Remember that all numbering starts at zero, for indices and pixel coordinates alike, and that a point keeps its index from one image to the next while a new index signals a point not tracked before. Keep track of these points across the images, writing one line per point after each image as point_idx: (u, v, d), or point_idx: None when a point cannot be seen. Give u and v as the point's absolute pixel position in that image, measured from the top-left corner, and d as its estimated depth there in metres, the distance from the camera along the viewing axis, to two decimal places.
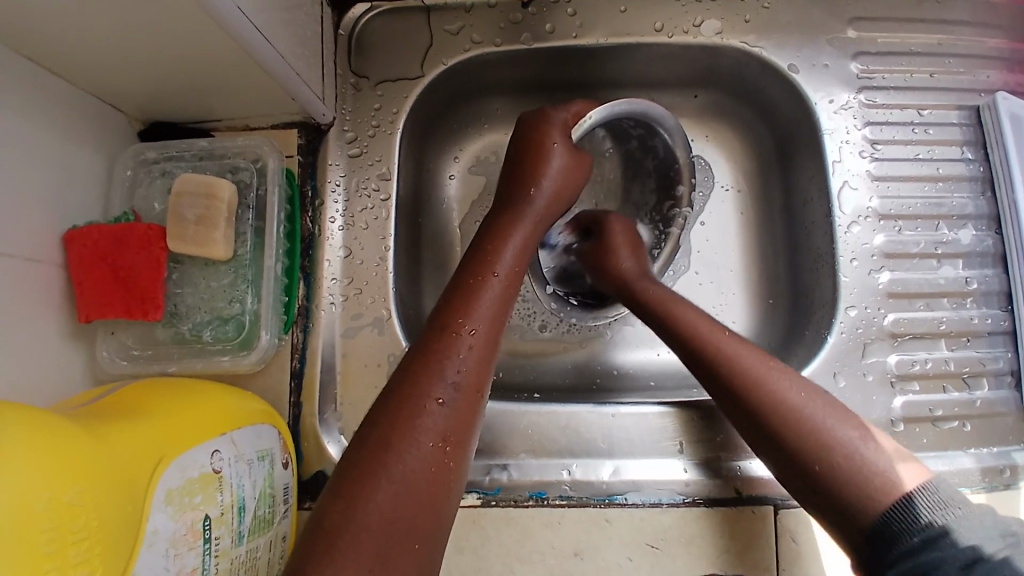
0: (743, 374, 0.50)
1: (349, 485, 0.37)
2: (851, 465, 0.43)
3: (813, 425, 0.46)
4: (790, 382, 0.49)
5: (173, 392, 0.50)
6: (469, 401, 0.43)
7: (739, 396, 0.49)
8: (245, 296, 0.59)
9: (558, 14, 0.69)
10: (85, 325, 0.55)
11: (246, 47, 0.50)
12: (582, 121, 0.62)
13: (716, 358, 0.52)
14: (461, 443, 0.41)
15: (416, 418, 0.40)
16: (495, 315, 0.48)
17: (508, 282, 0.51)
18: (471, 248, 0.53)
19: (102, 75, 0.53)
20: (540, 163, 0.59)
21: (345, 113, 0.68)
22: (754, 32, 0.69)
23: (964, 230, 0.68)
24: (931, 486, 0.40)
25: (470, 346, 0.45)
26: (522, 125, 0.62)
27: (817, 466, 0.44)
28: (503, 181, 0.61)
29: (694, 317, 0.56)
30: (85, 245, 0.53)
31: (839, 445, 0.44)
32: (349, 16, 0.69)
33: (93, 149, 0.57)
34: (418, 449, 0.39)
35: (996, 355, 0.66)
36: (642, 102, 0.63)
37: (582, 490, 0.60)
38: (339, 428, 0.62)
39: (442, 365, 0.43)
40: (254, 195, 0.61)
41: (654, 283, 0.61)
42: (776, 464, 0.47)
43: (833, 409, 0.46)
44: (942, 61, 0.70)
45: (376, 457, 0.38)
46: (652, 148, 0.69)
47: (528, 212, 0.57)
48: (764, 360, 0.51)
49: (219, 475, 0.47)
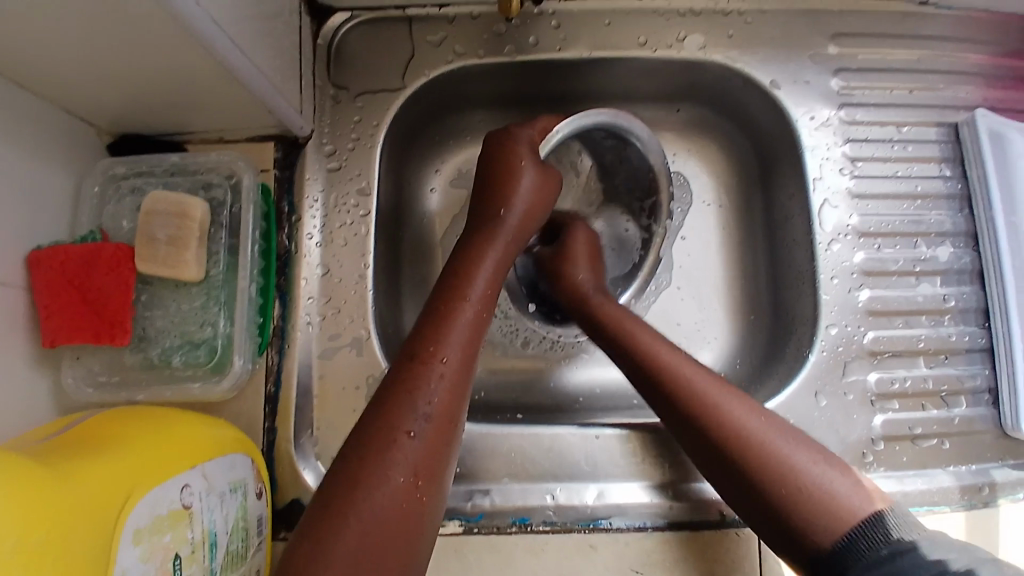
0: (706, 399, 0.49)
1: (317, 527, 0.36)
2: (816, 495, 0.44)
3: (770, 449, 0.46)
4: (740, 404, 0.49)
5: (141, 421, 0.48)
6: (441, 432, 0.41)
7: (692, 420, 0.49)
8: (217, 319, 0.57)
9: (542, 26, 0.68)
10: (50, 352, 0.52)
11: (218, 60, 0.48)
12: (548, 136, 0.61)
13: (667, 381, 0.52)
14: (432, 476, 0.40)
15: (385, 453, 0.39)
16: (469, 341, 0.46)
17: (481, 306, 0.49)
18: (443, 270, 0.52)
19: (68, 88, 0.50)
20: (510, 183, 0.58)
21: (323, 125, 0.66)
22: (737, 47, 0.69)
23: (943, 247, 0.68)
24: (890, 511, 0.42)
25: (442, 374, 0.43)
26: (492, 145, 0.61)
27: (784, 492, 0.44)
28: (474, 199, 0.60)
29: (652, 339, 0.55)
30: (52, 266, 0.50)
31: (805, 473, 0.45)
32: (328, 26, 0.67)
33: (59, 166, 0.54)
34: (389, 484, 0.38)
35: (974, 372, 0.66)
36: (610, 113, 0.63)
37: (566, 515, 0.59)
38: (315, 453, 0.60)
39: (413, 396, 0.42)
40: (228, 213, 0.59)
41: (610, 301, 0.61)
42: (732, 488, 0.47)
43: (794, 437, 0.47)
44: (922, 78, 0.71)
45: (343, 496, 0.37)
46: (628, 159, 0.69)
47: (500, 233, 0.55)
48: (726, 386, 0.51)
49: (190, 510, 0.45)
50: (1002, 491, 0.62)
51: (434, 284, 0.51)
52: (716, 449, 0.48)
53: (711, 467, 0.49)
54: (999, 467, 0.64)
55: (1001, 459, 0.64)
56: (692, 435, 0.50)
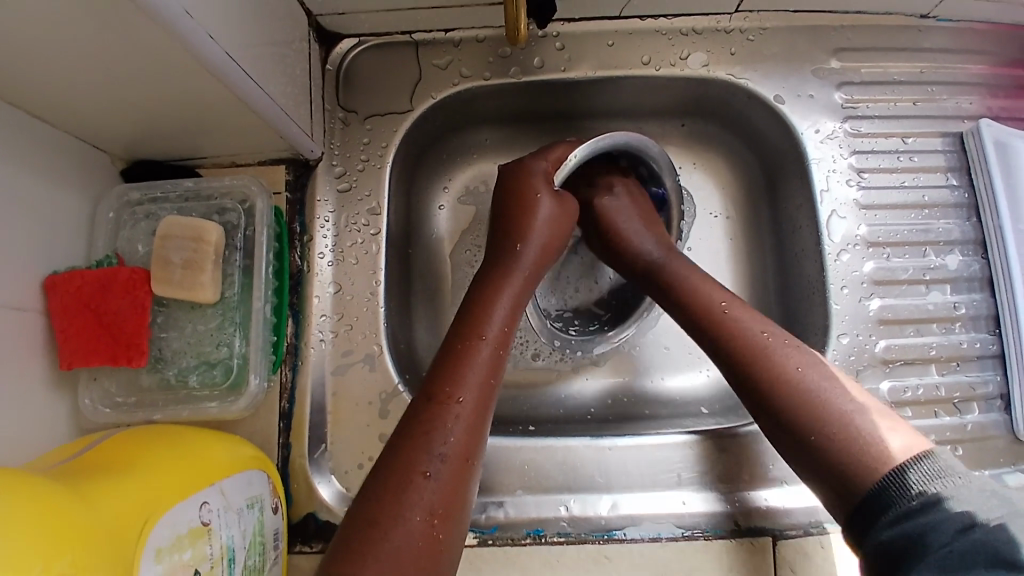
0: (751, 347, 0.52)
1: (335, 568, 0.37)
2: (845, 441, 0.45)
3: (812, 398, 0.48)
4: (795, 356, 0.50)
5: (159, 442, 0.49)
6: (457, 472, 0.42)
7: (740, 365, 0.52)
8: (232, 339, 0.58)
9: (546, 48, 0.69)
10: (68, 373, 0.53)
11: (231, 87, 0.49)
12: (563, 165, 0.62)
13: (719, 333, 0.54)
14: (449, 515, 0.41)
15: (402, 494, 0.40)
16: (485, 379, 0.47)
17: (499, 343, 0.50)
18: (462, 306, 0.53)
19: (86, 117, 0.52)
20: (525, 218, 0.59)
21: (333, 148, 0.67)
22: (740, 63, 0.70)
23: (951, 255, 0.69)
24: (930, 457, 0.42)
25: (459, 413, 0.44)
26: (507, 180, 0.62)
27: (811, 438, 0.47)
28: (492, 234, 0.61)
29: (701, 290, 0.57)
30: (67, 292, 0.51)
31: (835, 419, 0.46)
32: (336, 52, 0.69)
33: (76, 192, 0.56)
34: (405, 524, 0.39)
35: (986, 379, 0.66)
36: (625, 133, 0.62)
37: (579, 526, 0.59)
38: (330, 468, 0.60)
39: (429, 437, 0.42)
40: (242, 236, 0.60)
41: (670, 255, 0.62)
42: (768, 424, 0.50)
43: (834, 385, 0.48)
44: (924, 90, 0.71)
45: (362, 538, 0.38)
46: (638, 173, 0.69)
47: (517, 269, 0.56)
48: (777, 335, 0.52)
49: (208, 528, 0.45)
50: None
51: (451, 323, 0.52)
52: (757, 395, 0.51)
53: (754, 408, 0.51)
54: (1014, 472, 0.63)
55: (1016, 465, 0.64)
56: (741, 386, 0.52)
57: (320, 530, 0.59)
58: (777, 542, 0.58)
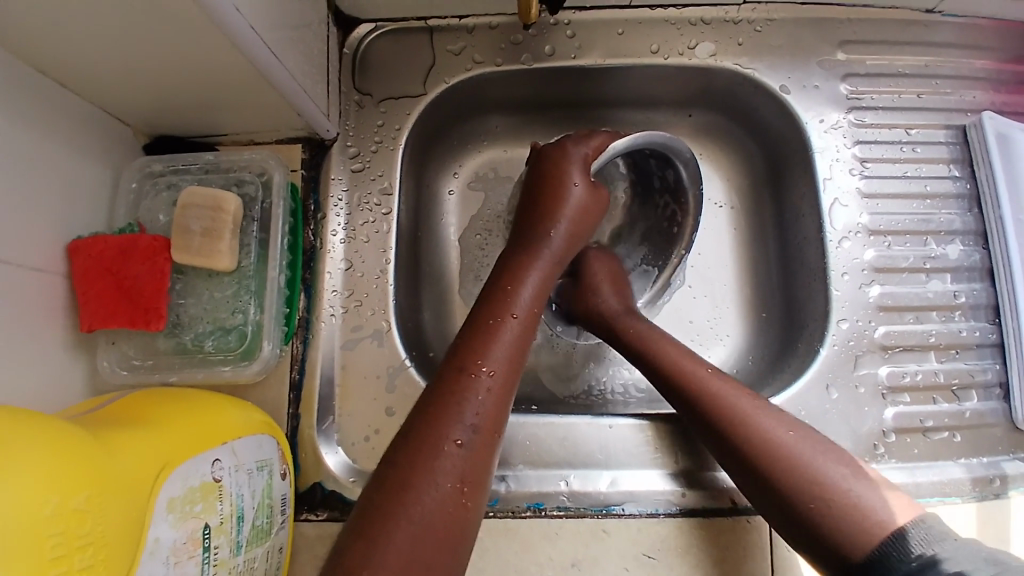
0: (734, 416, 0.52)
1: (367, 526, 0.39)
2: (842, 506, 0.46)
3: (802, 463, 0.48)
4: (774, 420, 0.51)
5: (175, 401, 0.50)
6: (485, 443, 0.43)
7: (727, 436, 0.52)
8: (248, 307, 0.60)
9: (557, 36, 0.71)
10: (87, 335, 0.55)
11: (255, 63, 0.51)
12: (601, 156, 0.61)
13: (703, 399, 0.54)
14: (477, 484, 0.42)
15: (435, 459, 0.41)
16: (512, 356, 0.49)
17: (526, 322, 0.52)
18: (489, 286, 0.54)
19: (112, 90, 0.54)
20: (557, 202, 0.59)
21: (348, 129, 0.69)
22: (747, 54, 0.71)
23: (952, 245, 0.70)
24: (924, 521, 0.43)
25: (488, 387, 0.46)
26: (541, 161, 0.62)
27: (811, 506, 0.47)
28: (520, 217, 0.61)
29: (679, 353, 0.58)
30: (90, 255, 0.53)
31: (830, 484, 0.47)
32: (353, 36, 0.71)
33: (99, 161, 0.58)
34: (437, 489, 0.40)
35: (985, 367, 0.67)
36: (665, 134, 0.60)
37: (579, 502, 0.61)
38: (337, 438, 0.62)
39: (461, 407, 0.44)
40: (259, 208, 0.62)
41: (637, 321, 0.63)
42: (757, 492, 0.50)
43: (823, 449, 0.49)
44: (930, 83, 0.73)
45: (395, 498, 0.39)
46: (663, 177, 0.67)
47: (544, 255, 0.58)
48: (755, 401, 0.53)
49: (220, 484, 0.47)
50: (1014, 483, 0.63)
51: (478, 302, 0.53)
52: (747, 462, 0.51)
53: (745, 479, 0.51)
54: (1012, 460, 0.64)
55: (1014, 452, 0.64)
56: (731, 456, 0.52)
57: (327, 498, 0.60)
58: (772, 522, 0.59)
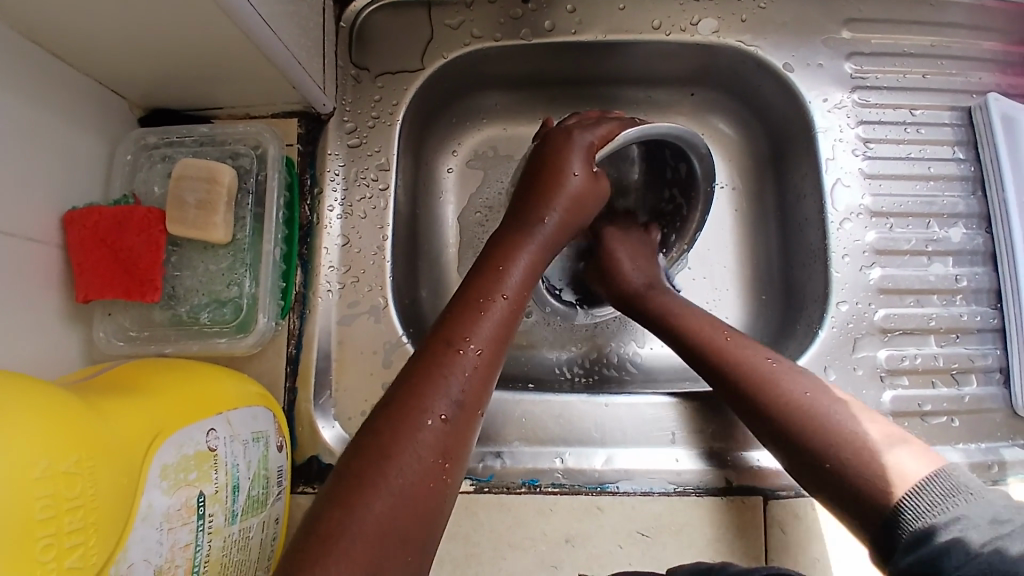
0: (758, 378, 0.54)
1: (345, 494, 0.38)
2: (863, 462, 0.46)
3: (826, 421, 0.49)
4: (802, 382, 0.52)
5: (170, 371, 0.50)
6: (467, 418, 0.44)
7: (750, 398, 0.53)
8: (242, 280, 0.60)
9: (557, 11, 0.70)
10: (83, 307, 0.56)
11: (250, 35, 0.50)
12: (609, 145, 0.59)
13: (725, 363, 0.56)
14: (456, 459, 0.42)
15: (415, 432, 0.41)
16: (498, 335, 0.48)
17: (515, 303, 0.51)
18: (479, 264, 0.53)
19: (106, 61, 0.54)
20: (555, 180, 0.58)
21: (345, 104, 0.69)
22: (751, 31, 0.70)
23: (955, 228, 0.69)
24: (942, 473, 0.43)
25: (473, 364, 0.46)
26: (546, 142, 0.61)
27: (829, 465, 0.47)
28: (517, 194, 0.60)
29: (701, 319, 0.60)
30: (84, 226, 0.53)
31: (854, 441, 0.47)
32: (350, 10, 0.70)
33: (94, 132, 0.58)
34: (418, 461, 0.40)
35: (985, 352, 0.66)
36: (682, 127, 0.59)
37: (574, 478, 0.61)
38: (333, 413, 0.62)
39: (445, 382, 0.44)
40: (254, 181, 0.62)
41: (661, 291, 0.64)
42: (780, 449, 0.51)
43: (843, 407, 0.50)
44: (936, 63, 0.71)
45: (374, 468, 0.39)
46: (675, 169, 0.66)
47: (538, 234, 0.56)
48: (778, 364, 0.54)
49: (215, 453, 0.47)
50: (1012, 469, 0.62)
51: (468, 277, 0.52)
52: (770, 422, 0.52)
53: (765, 438, 0.52)
54: (1011, 446, 0.64)
55: (1012, 438, 0.64)
56: (754, 416, 0.53)
57: (323, 471, 0.61)
58: (767, 502, 0.59)
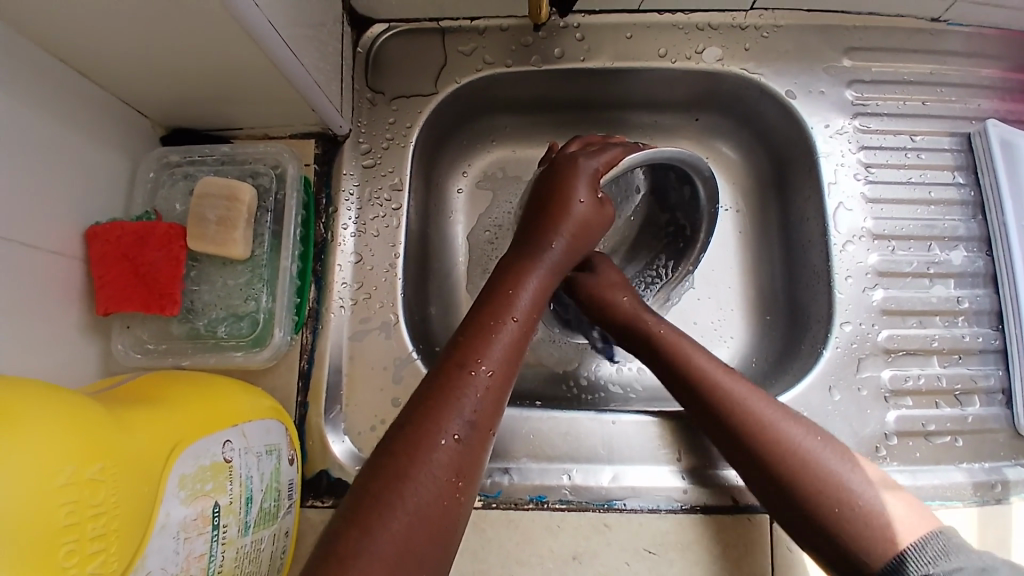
0: (760, 419, 0.53)
1: (363, 515, 0.39)
2: (865, 515, 0.47)
3: (828, 471, 0.49)
4: (798, 426, 0.52)
5: (185, 383, 0.51)
6: (480, 439, 0.45)
7: (747, 439, 0.53)
8: (260, 294, 0.61)
9: (566, 38, 0.72)
10: (102, 319, 0.57)
11: (271, 56, 0.52)
12: (614, 170, 0.60)
13: (720, 400, 0.55)
14: (469, 478, 0.43)
15: (430, 453, 0.42)
16: (509, 356, 0.49)
17: (524, 326, 0.52)
18: (490, 288, 0.55)
19: (131, 82, 0.56)
20: (563, 206, 0.59)
21: (360, 126, 0.71)
22: (754, 59, 0.72)
23: (956, 251, 0.70)
24: (942, 534, 0.45)
25: (485, 386, 0.46)
26: (553, 168, 0.62)
27: (835, 510, 0.48)
28: (527, 220, 0.61)
29: (700, 354, 0.59)
30: (107, 241, 0.55)
31: (854, 492, 0.48)
32: (367, 36, 0.72)
33: (117, 150, 0.60)
34: (434, 481, 0.41)
35: (988, 373, 0.67)
36: (685, 150, 0.61)
37: (581, 495, 0.61)
38: (344, 428, 0.63)
39: (459, 403, 0.45)
40: (273, 199, 0.64)
41: (651, 319, 0.62)
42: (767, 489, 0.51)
43: (838, 454, 0.51)
44: (934, 90, 0.73)
45: (392, 488, 0.40)
46: (678, 195, 0.68)
47: (545, 260, 0.57)
48: (773, 404, 0.54)
49: (229, 464, 0.48)
50: (1015, 488, 0.62)
51: (479, 302, 0.53)
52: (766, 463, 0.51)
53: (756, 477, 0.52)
54: (1014, 466, 0.64)
55: (1016, 458, 0.64)
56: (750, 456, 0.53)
57: (333, 486, 0.61)
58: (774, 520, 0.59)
